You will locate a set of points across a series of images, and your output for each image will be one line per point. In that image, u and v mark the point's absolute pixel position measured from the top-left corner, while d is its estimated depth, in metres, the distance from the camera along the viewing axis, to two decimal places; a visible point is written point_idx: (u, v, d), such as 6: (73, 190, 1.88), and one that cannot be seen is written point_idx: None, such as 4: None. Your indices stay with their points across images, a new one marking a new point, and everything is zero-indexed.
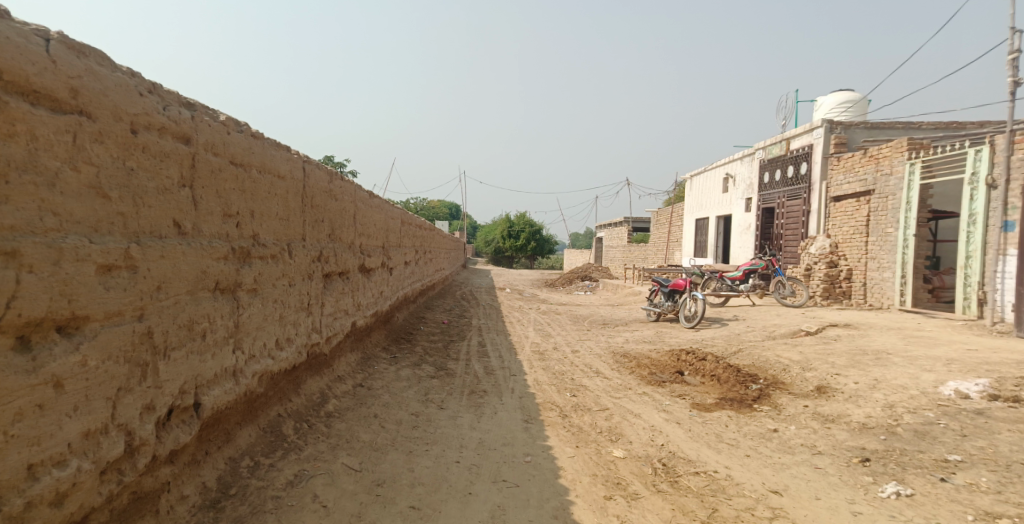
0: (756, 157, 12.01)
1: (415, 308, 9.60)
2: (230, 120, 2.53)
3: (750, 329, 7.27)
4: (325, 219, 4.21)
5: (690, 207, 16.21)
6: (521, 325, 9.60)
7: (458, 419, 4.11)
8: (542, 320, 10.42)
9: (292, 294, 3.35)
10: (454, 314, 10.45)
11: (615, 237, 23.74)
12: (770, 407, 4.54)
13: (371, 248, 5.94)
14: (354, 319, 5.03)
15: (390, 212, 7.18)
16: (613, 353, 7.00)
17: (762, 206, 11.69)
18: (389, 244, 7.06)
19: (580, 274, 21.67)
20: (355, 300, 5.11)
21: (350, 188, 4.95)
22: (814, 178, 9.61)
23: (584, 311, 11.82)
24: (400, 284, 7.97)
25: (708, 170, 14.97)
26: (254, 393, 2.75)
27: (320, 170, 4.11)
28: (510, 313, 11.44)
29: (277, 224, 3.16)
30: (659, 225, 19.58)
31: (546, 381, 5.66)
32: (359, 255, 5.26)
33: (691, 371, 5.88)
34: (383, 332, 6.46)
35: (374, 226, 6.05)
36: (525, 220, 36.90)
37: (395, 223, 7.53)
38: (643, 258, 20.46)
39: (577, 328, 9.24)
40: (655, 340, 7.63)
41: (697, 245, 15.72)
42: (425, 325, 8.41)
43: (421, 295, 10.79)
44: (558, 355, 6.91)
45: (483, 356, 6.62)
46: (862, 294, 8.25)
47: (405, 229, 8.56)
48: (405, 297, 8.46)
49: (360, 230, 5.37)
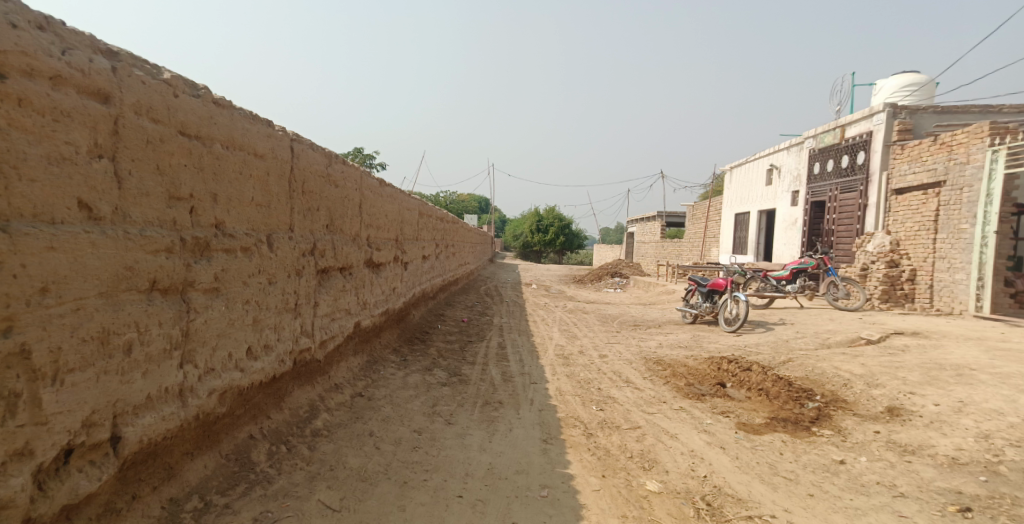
0: (805, 147, 11.23)
1: (435, 305, 9.15)
2: (176, 79, 2.06)
3: (801, 336, 6.63)
4: (321, 207, 3.73)
5: (730, 201, 15.40)
6: (547, 325, 9.05)
7: (466, 438, 3.60)
8: (570, 319, 9.86)
9: (272, 293, 2.87)
10: (477, 312, 9.96)
11: (648, 233, 22.97)
12: (832, 431, 3.89)
13: (382, 241, 5.48)
14: (358, 319, 4.56)
15: (405, 202, 6.72)
16: (647, 359, 6.40)
17: (810, 200, 10.91)
18: (404, 236, 6.61)
19: (610, 271, 20.98)
20: (359, 298, 4.64)
21: (355, 175, 4.48)
22: (874, 168, 8.88)
23: (614, 310, 11.20)
24: (417, 279, 7.53)
25: (750, 161, 14.16)
26: (214, 414, 2.27)
27: (316, 152, 3.63)
28: (535, 311, 10.90)
29: (252, 211, 2.68)
30: (694, 221, 18.77)
31: (570, 391, 5.12)
32: (364, 249, 4.79)
33: (734, 382, 5.26)
34: (394, 332, 6.01)
35: (385, 217, 5.59)
36: (555, 214, 36.25)
37: (411, 214, 7.08)
38: (677, 255, 19.66)
39: (607, 329, 8.65)
40: (693, 346, 7.00)
41: (735, 242, 14.93)
42: (444, 323, 7.95)
43: (442, 291, 10.34)
44: (585, 360, 6.36)
45: (501, 360, 6.11)
46: (928, 297, 7.54)
47: (424, 221, 8.11)
48: (422, 293, 8.02)
49: (367, 222, 4.90)
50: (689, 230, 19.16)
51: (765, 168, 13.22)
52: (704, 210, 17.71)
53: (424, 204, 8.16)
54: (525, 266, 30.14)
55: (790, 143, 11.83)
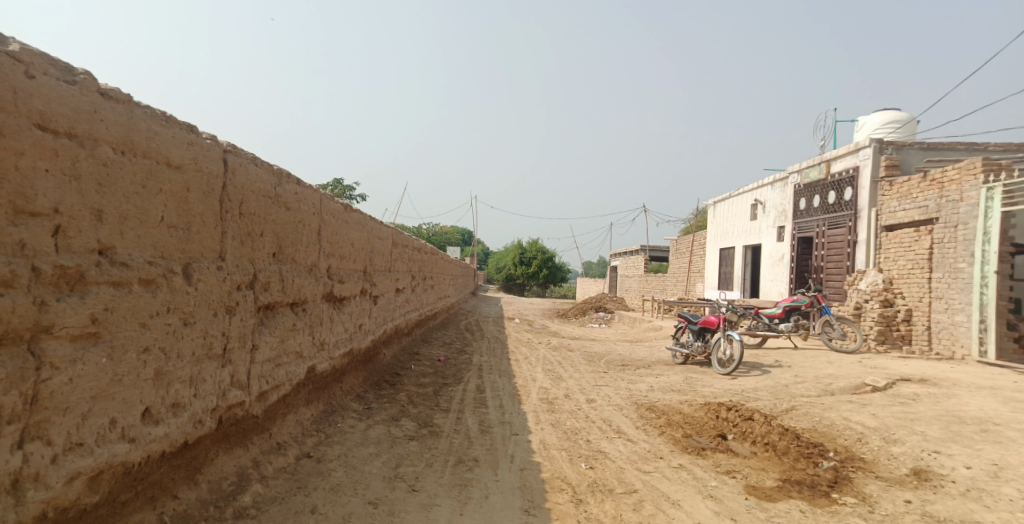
0: (790, 183, 10.95)
1: (409, 342, 8.53)
2: (29, 56, 1.58)
3: (801, 381, 6.14)
4: (266, 233, 3.20)
5: (714, 236, 15.09)
6: (528, 364, 8.47)
7: (432, 510, 3.00)
8: (553, 358, 9.29)
9: (188, 337, 2.30)
10: (455, 349, 9.36)
11: (633, 267, 22.67)
12: (856, 499, 3.35)
13: (346, 272, 4.93)
14: (312, 362, 3.97)
15: (376, 231, 6.20)
16: (637, 406, 5.84)
17: (798, 236, 10.60)
18: (373, 268, 6.05)
19: (595, 305, 20.50)
20: (315, 339, 4.06)
21: (313, 198, 3.97)
22: (862, 204, 8.56)
23: (599, 348, 10.66)
24: (388, 315, 6.95)
25: (733, 197, 13.91)
26: (75, 506, 1.70)
27: (261, 168, 3.12)
28: (517, 348, 10.32)
29: (162, 233, 2.13)
30: (679, 255, 18.45)
31: (554, 444, 4.53)
32: (323, 281, 4.24)
33: (735, 434, 4.72)
34: (359, 375, 5.40)
35: (349, 246, 5.05)
36: (538, 247, 35.90)
37: (383, 244, 6.55)
38: (662, 289, 19.27)
39: (592, 369, 8.10)
40: (685, 390, 6.46)
41: (723, 277, 14.60)
42: (417, 363, 7.34)
43: (417, 326, 9.72)
44: (569, 406, 5.78)
45: (478, 406, 5.52)
46: (927, 340, 7.14)
47: (397, 252, 7.58)
48: (395, 330, 7.43)
49: (327, 251, 4.36)
50: (674, 264, 18.83)
51: (749, 203, 12.95)
52: (689, 244, 17.40)
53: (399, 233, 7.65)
54: (508, 299, 29.58)
55: (774, 178, 11.58)
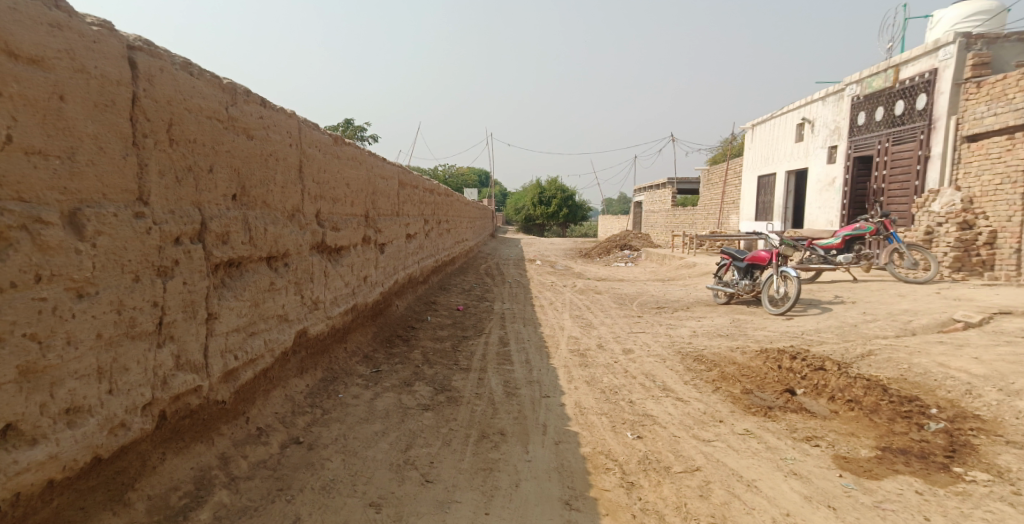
0: (846, 95, 9.95)
1: (425, 291, 7.92)
2: None
3: (873, 319, 5.39)
4: (219, 167, 2.46)
5: (752, 163, 14.04)
6: (556, 310, 7.83)
7: (451, 510, 2.38)
8: (581, 302, 8.62)
9: (81, 315, 1.62)
10: (475, 296, 8.74)
11: (659, 201, 21.68)
12: (989, 476, 2.67)
13: (342, 217, 4.22)
14: (301, 325, 3.32)
15: (378, 169, 5.44)
16: (683, 355, 5.17)
17: (853, 154, 9.64)
18: (378, 211, 5.34)
19: (619, 243, 19.66)
20: (305, 296, 3.39)
21: (288, 124, 3.21)
22: (938, 113, 7.62)
23: (629, 289, 9.95)
24: (399, 263, 6.31)
25: (775, 117, 12.79)
26: None
27: (202, 81, 2.34)
28: (541, 293, 9.67)
29: (13, 163, 1.47)
30: (709, 187, 17.37)
31: (594, 408, 3.90)
32: (311, 228, 3.54)
33: (805, 388, 4.00)
34: (366, 332, 4.80)
35: (345, 185, 4.32)
36: (557, 186, 34.81)
37: (387, 185, 5.82)
38: (690, 224, 18.32)
39: (626, 313, 7.42)
40: (735, 334, 5.76)
41: (759, 208, 13.65)
42: (433, 313, 6.74)
43: (434, 274, 9.11)
44: (606, 359, 5.13)
45: (502, 363, 4.90)
46: (1015, 264, 6.48)
47: (405, 192, 6.86)
48: (408, 279, 6.82)
49: (314, 190, 3.64)
50: (704, 196, 17.77)
51: (794, 123, 11.88)
52: (722, 174, 16.31)
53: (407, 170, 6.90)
54: (529, 240, 28.88)
55: (828, 91, 10.53)
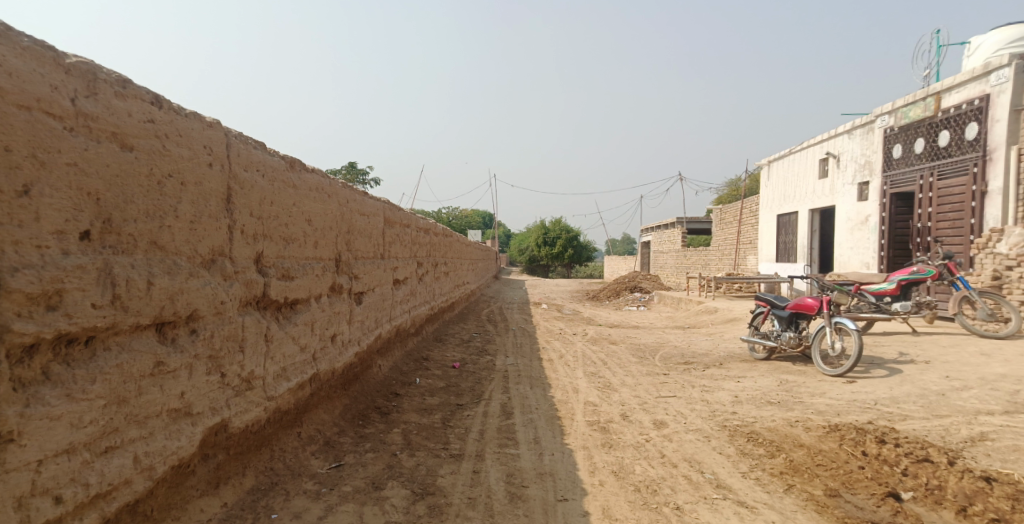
0: (876, 127, 9.19)
1: (416, 344, 6.94)
2: None
3: (964, 387, 4.39)
4: (54, 190, 1.53)
5: (770, 201, 13.20)
6: (566, 366, 6.81)
7: None
8: (595, 355, 7.61)
9: None
10: (475, 348, 7.75)
11: (669, 241, 20.82)
12: None
13: (297, 261, 3.28)
14: (220, 416, 2.31)
15: (355, 200, 4.56)
16: (730, 431, 4.14)
17: (891, 191, 8.77)
18: (352, 254, 4.42)
19: (629, 285, 18.68)
20: (230, 371, 2.41)
21: (205, 136, 2.26)
22: (995, 142, 6.79)
23: (648, 338, 8.94)
24: (382, 313, 5.38)
25: (795, 152, 12.02)
26: None
27: (10, 51, 1.45)
28: (549, 343, 8.66)
29: None
30: (723, 225, 16.47)
31: (629, 520, 2.86)
32: (243, 278, 2.59)
33: (913, 491, 2.99)
34: (331, 406, 3.81)
35: (303, 222, 3.39)
36: (561, 226, 34.05)
37: (367, 222, 4.91)
38: (704, 265, 17.38)
39: (648, 371, 6.41)
40: (789, 400, 4.73)
41: (781, 248, 12.75)
42: (423, 373, 5.75)
43: (428, 323, 8.15)
44: (634, 439, 4.11)
45: (503, 446, 3.87)
46: None
47: (393, 232, 5.96)
48: (394, 331, 5.87)
49: (251, 226, 2.70)
50: (718, 236, 16.86)
51: (817, 157, 11.09)
52: (738, 212, 15.44)
53: (394, 205, 6.03)
54: (533, 282, 27.93)
55: (854, 124, 9.77)
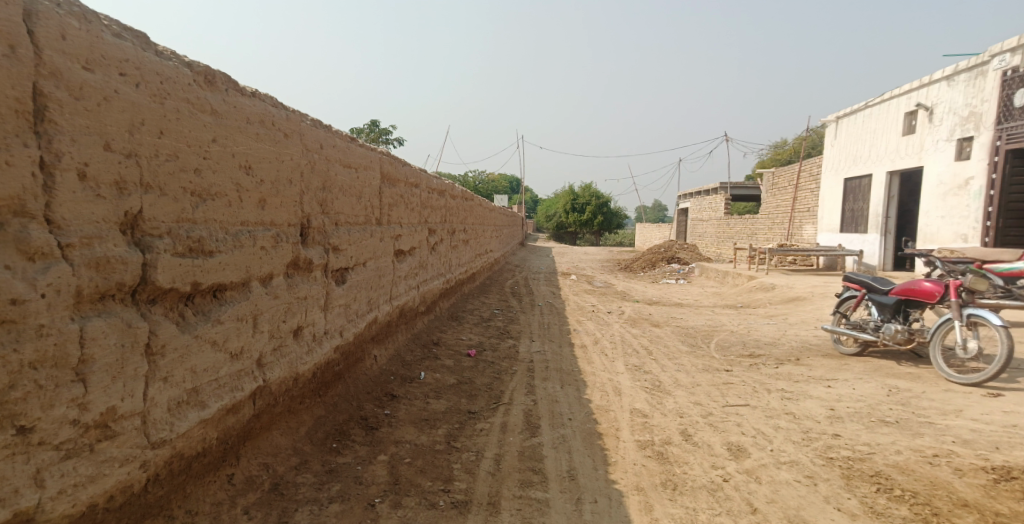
0: (989, 70, 7.71)
1: (426, 326, 5.92)
2: None
3: None
4: None
5: (835, 163, 11.70)
6: (604, 356, 5.68)
7: None
8: (637, 341, 6.46)
9: None
10: (495, 330, 6.69)
11: (709, 209, 19.29)
12: None
13: (221, 227, 2.20)
14: (10, 508, 1.34)
15: (335, 146, 3.46)
16: (842, 470, 2.98)
17: (1007, 147, 7.37)
18: (328, 217, 3.34)
19: (665, 255, 17.33)
20: (44, 422, 1.42)
21: None
22: None
23: (697, 321, 7.73)
24: (377, 292, 4.36)
25: (872, 105, 10.46)
26: None
27: None
28: (582, 323, 7.54)
29: None
30: (775, 192, 14.91)
31: None
32: (85, 256, 1.54)
33: None
34: (292, 423, 2.79)
35: (237, 167, 2.30)
36: (592, 192, 32.52)
37: (354, 177, 3.83)
38: (749, 235, 15.91)
39: (706, 366, 5.24)
40: (909, 419, 3.54)
41: (845, 217, 11.28)
42: (430, 364, 4.73)
43: (442, 298, 7.10)
44: (706, 478, 2.97)
45: (526, 486, 2.80)
46: None
47: (395, 191, 4.88)
48: (395, 312, 4.86)
49: (105, 167, 1.61)
50: (767, 203, 15.33)
51: (903, 110, 9.55)
52: (793, 177, 13.88)
53: (396, 157, 4.94)
54: (561, 250, 26.68)
55: (955, 69, 8.27)
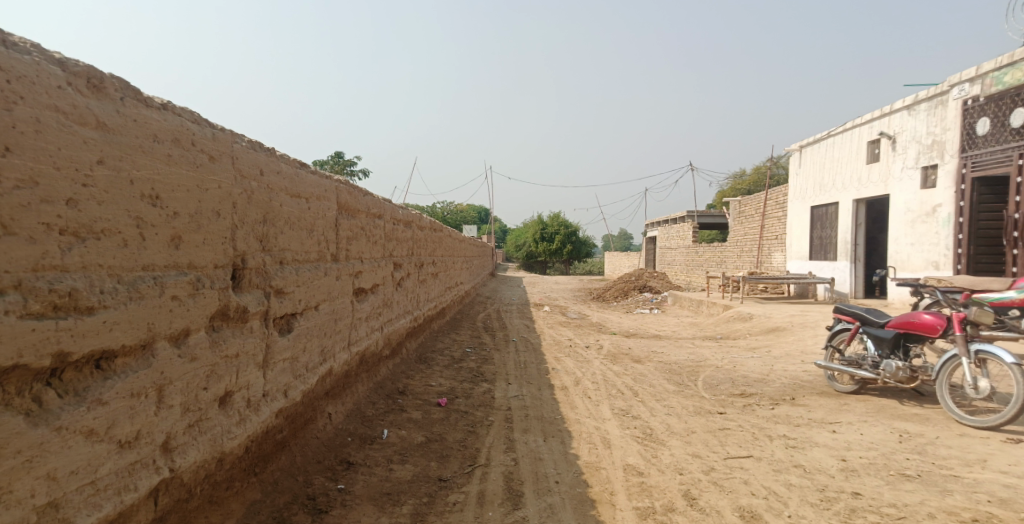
0: (949, 99, 7.71)
1: (391, 371, 5.38)
2: None
3: None
4: None
5: (801, 191, 11.66)
6: (586, 399, 5.21)
7: None
8: (619, 380, 6.02)
9: None
10: (467, 371, 6.16)
11: (678, 236, 19.23)
12: None
13: (110, 273, 1.68)
14: None
15: (279, 172, 2.97)
16: None
17: (975, 175, 7.30)
18: (269, 256, 2.84)
19: (637, 284, 17.08)
20: None
21: None
22: None
23: (678, 355, 7.35)
24: (333, 338, 3.83)
25: (834, 134, 10.50)
26: None
27: None
28: (558, 360, 7.06)
29: None
30: (744, 219, 14.88)
31: None
32: None
33: None
34: (212, 516, 2.31)
35: (141, 198, 1.80)
36: (560, 221, 32.41)
37: (305, 208, 3.34)
38: (720, 262, 15.81)
39: (698, 409, 4.82)
40: (933, 472, 3.17)
41: (817, 244, 11.22)
42: (395, 420, 4.19)
43: (410, 339, 6.56)
44: None
45: None
46: None
47: (355, 223, 4.39)
48: (355, 359, 4.33)
49: None
50: (736, 230, 15.29)
51: (866, 139, 9.57)
52: (761, 205, 13.86)
53: (355, 185, 4.45)
54: (530, 280, 26.27)
55: (916, 98, 8.28)
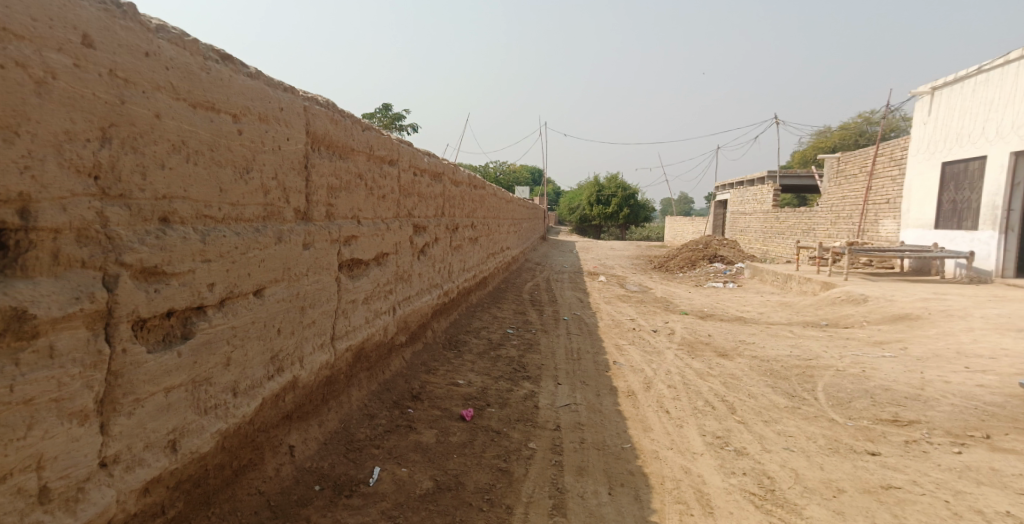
0: None
1: (406, 366, 4.10)
2: None
3: None
4: None
5: (931, 144, 9.50)
6: (665, 417, 3.79)
7: None
8: (706, 384, 4.55)
9: None
10: (509, 363, 4.83)
11: (756, 200, 17.07)
12: None
13: None
14: None
15: (145, 53, 1.63)
16: None
17: None
18: (123, 208, 1.55)
19: (708, 252, 15.19)
20: None
21: None
22: None
23: (778, 348, 5.79)
24: (298, 336, 2.53)
25: (988, 69, 8.32)
26: None
27: None
28: (622, 350, 5.65)
29: None
30: (841, 181, 12.73)
31: None
32: None
33: None
34: None
35: None
36: (619, 183, 30.22)
37: (227, 131, 2.01)
38: (807, 230, 13.76)
39: (835, 444, 3.31)
40: None
41: (944, 210, 9.15)
42: (396, 449, 2.91)
43: (438, 319, 5.27)
44: None
45: None
46: None
47: (346, 166, 3.05)
48: (345, 357, 3.06)
49: None
50: (830, 193, 13.14)
51: None
52: (866, 162, 11.69)
53: (348, 112, 3.09)
54: (587, 245, 24.60)
55: None
